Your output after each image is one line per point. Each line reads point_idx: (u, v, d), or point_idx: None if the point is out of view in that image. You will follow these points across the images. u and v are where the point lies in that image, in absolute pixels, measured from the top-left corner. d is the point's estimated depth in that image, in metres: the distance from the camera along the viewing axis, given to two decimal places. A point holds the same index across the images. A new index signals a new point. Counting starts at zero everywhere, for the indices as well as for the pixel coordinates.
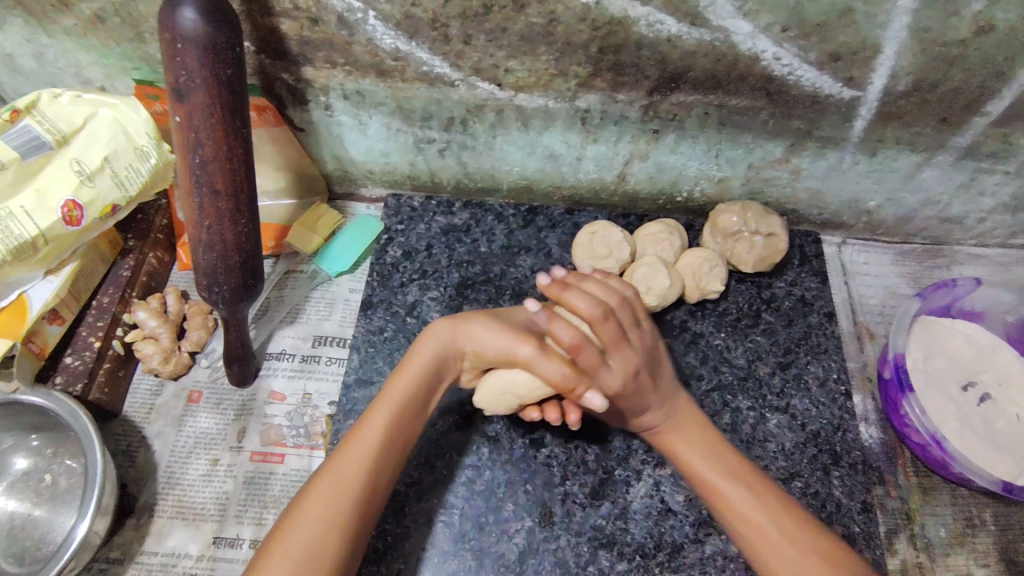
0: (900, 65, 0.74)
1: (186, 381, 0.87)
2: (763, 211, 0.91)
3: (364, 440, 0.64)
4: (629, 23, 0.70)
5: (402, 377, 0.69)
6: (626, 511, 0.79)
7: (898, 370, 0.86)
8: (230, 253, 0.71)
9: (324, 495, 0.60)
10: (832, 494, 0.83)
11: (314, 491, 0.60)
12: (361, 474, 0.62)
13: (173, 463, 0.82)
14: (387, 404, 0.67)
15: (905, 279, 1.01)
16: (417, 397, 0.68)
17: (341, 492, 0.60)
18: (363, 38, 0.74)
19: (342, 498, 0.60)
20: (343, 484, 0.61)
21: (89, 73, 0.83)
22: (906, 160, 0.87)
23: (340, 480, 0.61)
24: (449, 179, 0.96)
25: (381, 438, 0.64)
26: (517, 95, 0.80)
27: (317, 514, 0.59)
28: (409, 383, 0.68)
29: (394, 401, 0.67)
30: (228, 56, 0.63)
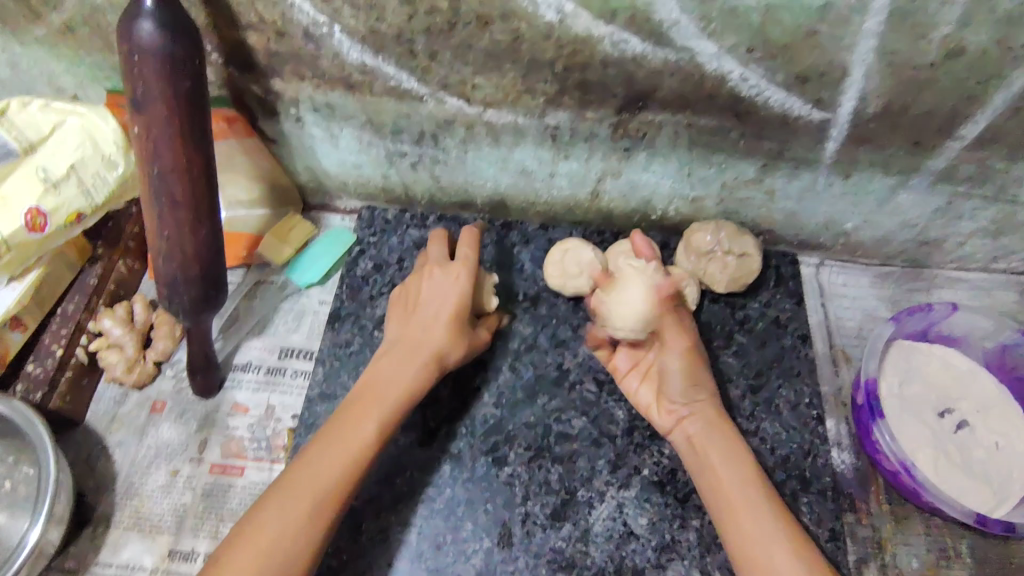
0: (869, 87, 0.73)
1: (151, 390, 0.87)
2: (737, 231, 0.91)
3: (327, 444, 0.67)
4: (594, 41, 0.70)
5: (385, 393, 0.71)
6: (587, 534, 0.77)
7: (869, 396, 0.85)
8: (190, 264, 0.71)
9: (306, 494, 0.63)
10: (799, 521, 0.81)
11: (295, 485, 0.64)
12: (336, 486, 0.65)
13: (133, 473, 0.82)
14: (375, 413, 0.70)
15: (884, 302, 1.00)
16: (400, 406, 0.71)
17: (309, 502, 0.63)
18: (330, 51, 0.74)
19: (316, 501, 0.63)
20: (319, 481, 0.64)
21: (61, 81, 0.84)
22: (881, 183, 0.87)
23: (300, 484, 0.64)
24: (423, 193, 0.96)
25: (361, 449, 0.67)
26: (486, 110, 0.80)
27: (281, 516, 0.62)
28: (391, 404, 0.71)
29: (377, 413, 0.70)
30: (186, 68, 0.63)
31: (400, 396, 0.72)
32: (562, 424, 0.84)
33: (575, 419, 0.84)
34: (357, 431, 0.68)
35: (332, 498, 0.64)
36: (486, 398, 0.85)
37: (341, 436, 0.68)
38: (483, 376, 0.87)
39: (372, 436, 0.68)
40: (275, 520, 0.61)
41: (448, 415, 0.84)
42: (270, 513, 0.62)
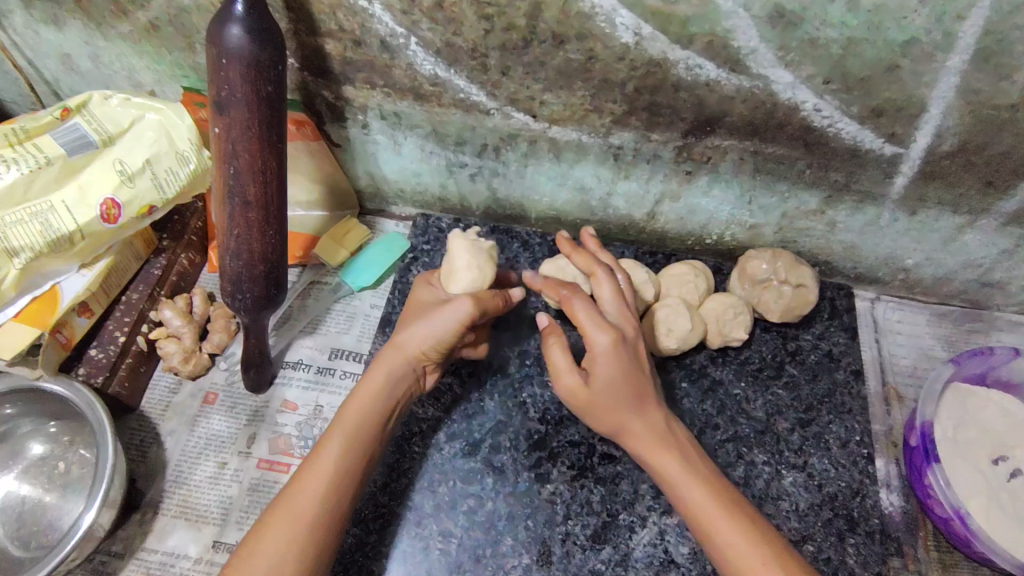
0: (946, 124, 0.72)
1: (204, 381, 0.89)
2: (794, 261, 0.89)
3: (317, 468, 0.65)
4: (668, 65, 0.70)
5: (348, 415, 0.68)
6: (627, 558, 0.77)
7: (924, 438, 0.83)
8: (255, 263, 0.73)
9: (286, 521, 0.61)
10: (845, 562, 0.79)
11: (278, 515, 0.62)
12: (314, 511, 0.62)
13: (183, 462, 0.83)
14: (341, 431, 0.67)
15: (940, 342, 0.97)
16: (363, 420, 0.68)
17: (292, 529, 0.61)
18: (404, 62, 0.75)
19: (305, 533, 0.61)
20: (302, 509, 0.62)
21: (140, 76, 0.86)
22: (948, 221, 0.85)
23: (294, 511, 0.62)
24: (479, 204, 0.97)
25: (333, 471, 0.65)
26: (551, 127, 0.80)
27: (274, 547, 0.60)
28: (355, 419, 0.68)
29: (344, 426, 0.68)
30: (270, 73, 0.64)
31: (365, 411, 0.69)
32: (608, 445, 0.83)
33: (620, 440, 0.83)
34: (325, 450, 0.66)
35: (311, 524, 0.62)
36: (531, 414, 0.85)
37: (310, 462, 0.65)
38: (529, 392, 0.87)
39: (340, 453, 0.66)
40: (266, 551, 0.60)
41: (492, 428, 0.84)
42: (258, 545, 0.60)
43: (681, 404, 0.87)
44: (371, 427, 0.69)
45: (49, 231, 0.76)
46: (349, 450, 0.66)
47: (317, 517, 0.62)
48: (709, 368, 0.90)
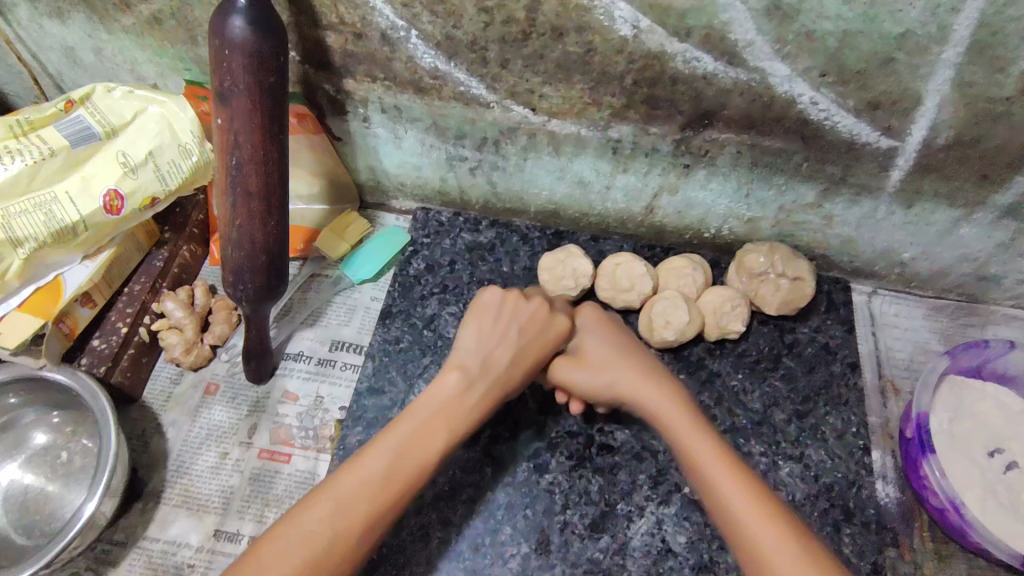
0: (941, 117, 0.73)
1: (206, 373, 0.90)
2: (791, 254, 0.90)
3: (415, 451, 0.63)
4: (666, 58, 0.71)
5: (418, 421, 0.65)
6: (624, 547, 0.77)
7: (920, 429, 0.84)
8: (257, 253, 0.73)
9: (359, 489, 0.60)
10: (842, 552, 0.80)
11: (354, 476, 0.61)
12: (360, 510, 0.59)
13: (184, 452, 0.84)
14: (449, 427, 0.66)
15: (936, 335, 0.98)
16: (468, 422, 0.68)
17: (360, 502, 0.59)
18: (404, 55, 0.76)
19: (372, 506, 0.60)
20: (384, 484, 0.61)
21: (142, 70, 0.87)
22: (944, 215, 0.85)
23: (375, 479, 0.61)
24: (478, 198, 0.98)
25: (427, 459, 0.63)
26: (550, 120, 0.81)
27: (338, 508, 0.59)
28: (425, 432, 0.65)
29: (449, 426, 0.66)
30: (272, 64, 0.65)
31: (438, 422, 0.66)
32: (606, 436, 0.84)
33: (618, 431, 0.84)
34: (426, 441, 0.64)
35: (386, 504, 0.60)
36: (530, 404, 0.86)
37: (409, 438, 0.64)
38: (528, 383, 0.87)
39: (440, 444, 0.65)
40: (326, 511, 0.58)
41: (492, 419, 0.85)
42: (318, 500, 0.59)
43: None
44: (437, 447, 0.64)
45: (52, 221, 0.77)
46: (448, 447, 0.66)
47: (383, 511, 0.60)
48: (706, 360, 0.91)
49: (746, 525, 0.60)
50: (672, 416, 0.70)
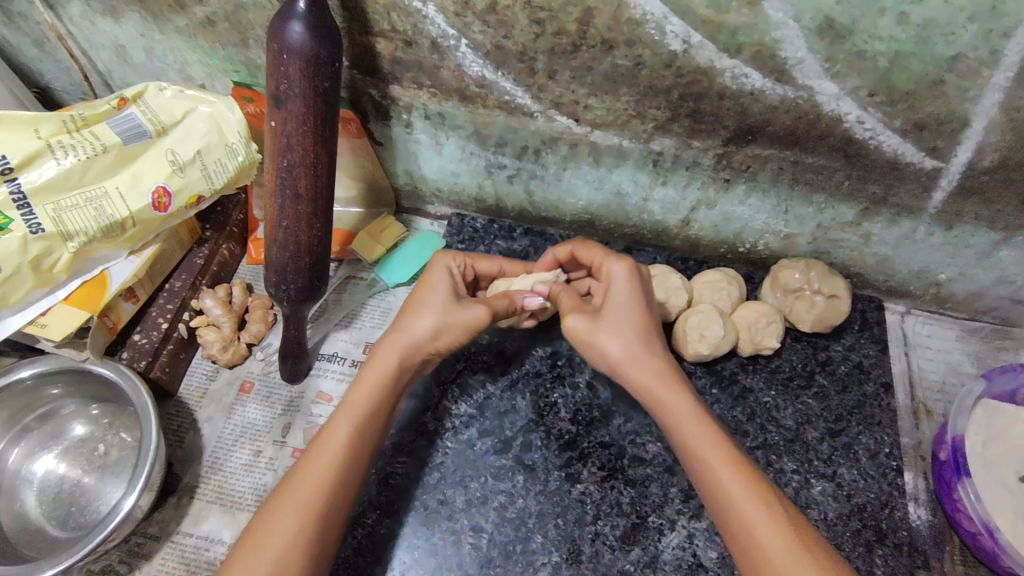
0: (988, 140, 0.73)
1: (241, 370, 0.91)
2: (827, 271, 0.90)
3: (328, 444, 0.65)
4: (714, 73, 0.71)
5: (361, 387, 0.69)
6: (655, 560, 0.77)
7: (954, 452, 0.84)
8: (301, 254, 0.74)
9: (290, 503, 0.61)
10: (873, 573, 0.79)
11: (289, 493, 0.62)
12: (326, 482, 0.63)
13: (218, 450, 0.85)
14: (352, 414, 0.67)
15: (969, 358, 0.98)
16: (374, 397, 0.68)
17: (302, 511, 0.61)
18: (452, 63, 0.77)
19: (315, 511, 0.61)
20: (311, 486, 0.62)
21: (192, 70, 0.89)
22: (984, 237, 0.85)
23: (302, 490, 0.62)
24: (514, 206, 0.98)
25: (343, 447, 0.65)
26: (593, 131, 0.82)
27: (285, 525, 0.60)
28: (370, 391, 0.68)
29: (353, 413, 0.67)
30: (327, 70, 0.66)
31: (383, 378, 0.69)
32: (638, 448, 0.84)
33: (650, 444, 0.84)
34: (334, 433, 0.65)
35: (322, 499, 0.62)
36: (562, 413, 0.86)
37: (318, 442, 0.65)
38: (561, 392, 0.88)
39: (351, 430, 0.66)
40: (278, 527, 0.60)
41: (524, 426, 0.85)
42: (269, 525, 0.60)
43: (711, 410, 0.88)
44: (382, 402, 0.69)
45: (101, 217, 0.78)
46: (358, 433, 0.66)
47: (322, 503, 0.62)
48: (739, 376, 0.91)
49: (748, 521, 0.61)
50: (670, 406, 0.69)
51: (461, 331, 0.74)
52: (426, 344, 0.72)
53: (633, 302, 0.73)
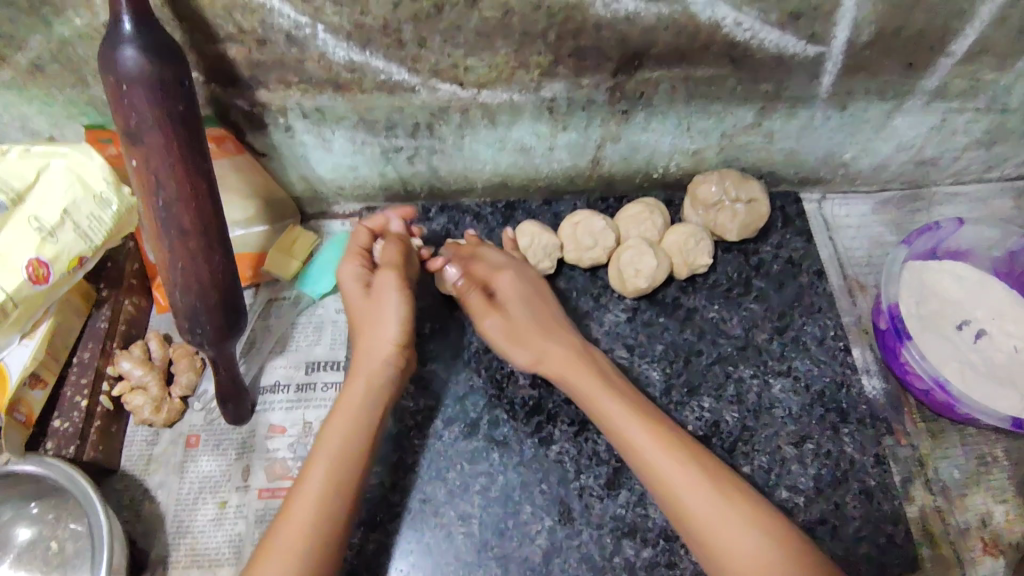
0: (861, 15, 0.73)
1: (182, 426, 0.86)
2: (741, 177, 0.91)
3: (311, 478, 0.67)
4: (585, 6, 0.69)
5: (338, 415, 0.71)
6: (643, 498, 0.78)
7: (893, 319, 0.87)
8: (208, 292, 0.70)
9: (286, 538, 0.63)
10: (845, 452, 0.82)
11: (283, 527, 0.64)
12: (319, 510, 0.65)
13: (181, 512, 0.81)
14: (327, 446, 0.69)
15: (888, 227, 1.02)
16: (351, 421, 0.71)
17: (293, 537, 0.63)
18: (315, 53, 0.72)
19: (309, 538, 0.63)
20: (302, 520, 0.64)
21: (35, 124, 0.81)
22: (877, 109, 0.87)
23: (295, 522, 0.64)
24: (422, 186, 0.95)
25: (326, 474, 0.67)
26: (480, 92, 0.78)
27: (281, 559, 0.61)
28: (345, 415, 0.71)
29: (329, 442, 0.69)
30: (178, 92, 0.61)
31: (358, 402, 0.72)
32: None
33: None
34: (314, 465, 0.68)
35: (313, 525, 0.64)
36: (521, 380, 0.85)
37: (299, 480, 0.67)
38: None
39: (329, 464, 0.68)
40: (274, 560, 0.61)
41: (486, 404, 0.84)
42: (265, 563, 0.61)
43: (663, 339, 0.88)
44: (363, 426, 0.71)
45: None
46: (336, 460, 0.68)
47: (313, 529, 0.64)
48: (681, 299, 0.91)
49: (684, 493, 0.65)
50: (587, 383, 0.75)
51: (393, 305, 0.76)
52: (392, 353, 0.75)
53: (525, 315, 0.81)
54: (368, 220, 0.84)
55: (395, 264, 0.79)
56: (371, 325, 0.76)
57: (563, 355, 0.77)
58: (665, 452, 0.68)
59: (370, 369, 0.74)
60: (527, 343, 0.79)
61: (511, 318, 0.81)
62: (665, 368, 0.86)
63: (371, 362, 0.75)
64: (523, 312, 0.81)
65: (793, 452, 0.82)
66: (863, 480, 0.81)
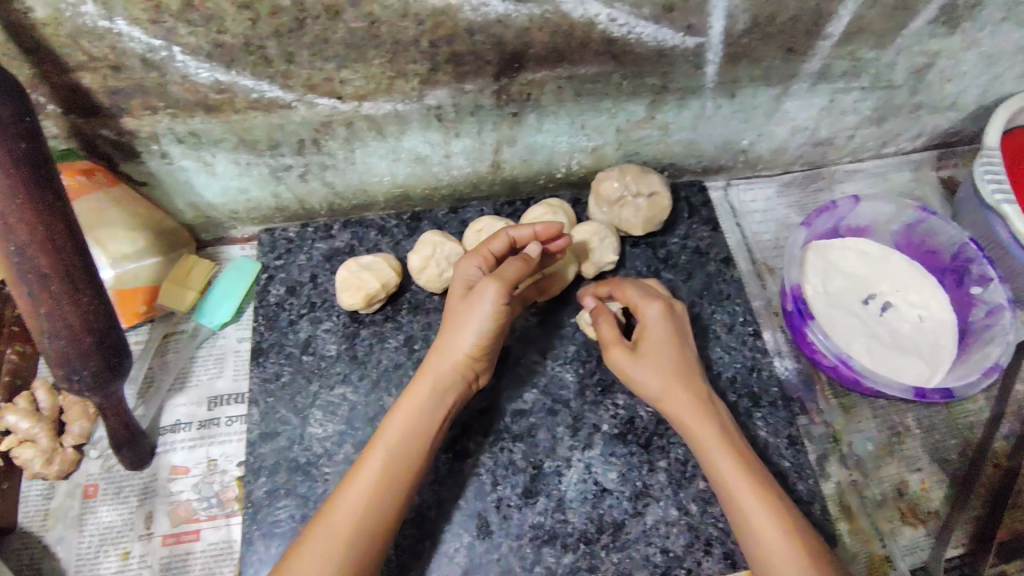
0: (733, 4, 0.74)
1: (79, 477, 0.81)
2: (640, 171, 0.91)
3: (366, 473, 0.65)
4: (453, 11, 0.67)
5: (398, 416, 0.68)
6: (562, 503, 0.77)
7: (796, 301, 0.87)
8: (81, 335, 0.65)
9: (328, 532, 0.62)
10: (758, 436, 0.83)
11: (331, 519, 0.62)
12: (366, 508, 0.63)
13: (82, 568, 0.76)
14: (386, 446, 0.66)
15: (793, 208, 1.04)
16: (413, 421, 0.68)
17: (337, 531, 0.62)
18: (176, 76, 0.68)
19: (353, 538, 0.62)
20: (346, 518, 0.62)
21: None
22: (765, 95, 0.88)
23: (339, 519, 0.62)
24: (321, 203, 0.92)
25: (381, 475, 0.65)
26: (361, 104, 0.76)
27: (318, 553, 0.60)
28: (407, 418, 0.68)
29: (387, 439, 0.67)
30: (19, 129, 0.57)
31: (421, 409, 0.69)
32: (515, 402, 0.83)
33: (526, 393, 0.84)
34: (368, 462, 0.65)
35: (359, 525, 0.62)
36: None
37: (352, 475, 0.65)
38: None
39: (382, 463, 0.65)
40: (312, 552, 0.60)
41: None
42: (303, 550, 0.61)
43: (575, 339, 0.87)
44: (421, 430, 0.68)
45: None
46: (393, 464, 0.66)
47: (356, 533, 0.62)
48: None
49: (764, 533, 0.63)
50: (693, 414, 0.71)
51: (480, 318, 0.69)
52: (462, 364, 0.70)
53: (670, 356, 0.73)
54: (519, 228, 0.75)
55: (508, 279, 0.70)
56: (456, 326, 0.70)
57: (688, 394, 0.72)
58: (755, 494, 0.66)
59: (442, 371, 0.70)
60: (659, 378, 0.72)
61: (653, 347, 0.74)
62: (578, 369, 0.85)
63: (446, 360, 0.70)
64: (660, 345, 0.74)
65: None
66: (778, 462, 0.82)
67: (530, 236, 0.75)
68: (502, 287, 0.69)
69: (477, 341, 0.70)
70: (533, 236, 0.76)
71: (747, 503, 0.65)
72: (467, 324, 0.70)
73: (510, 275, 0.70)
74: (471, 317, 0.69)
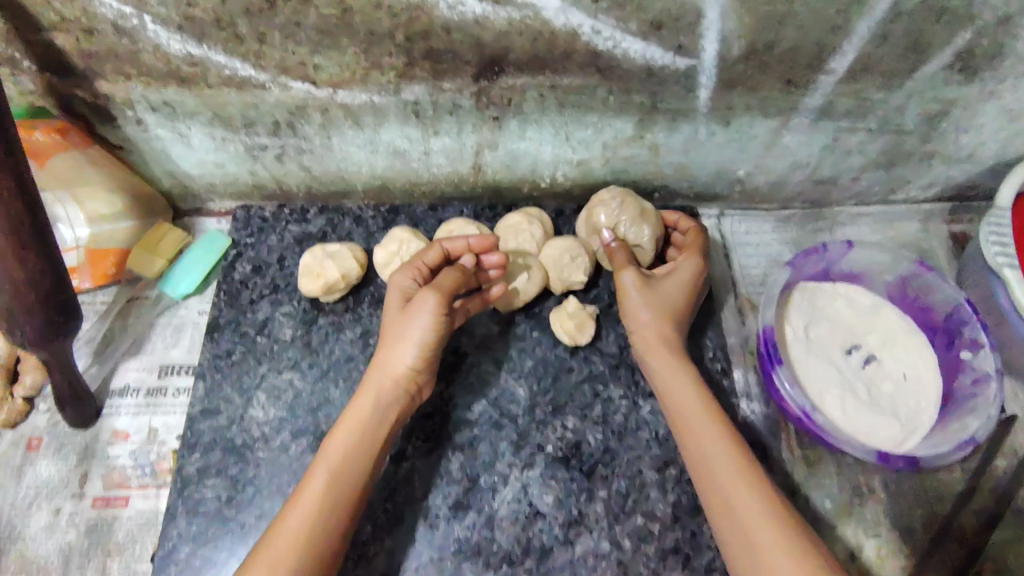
0: (727, 28, 0.70)
1: (25, 428, 0.82)
2: (638, 211, 0.83)
3: (313, 488, 0.62)
4: (429, 6, 0.65)
5: (342, 430, 0.67)
6: (491, 519, 0.75)
7: (767, 344, 0.83)
8: (22, 292, 0.65)
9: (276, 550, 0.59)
10: None
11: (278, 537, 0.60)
12: (315, 522, 0.61)
13: (14, 517, 0.77)
14: (329, 461, 0.64)
15: (787, 246, 0.99)
16: (359, 434, 0.66)
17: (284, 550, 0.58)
18: (149, 45, 0.68)
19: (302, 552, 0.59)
20: (297, 530, 0.60)
21: None
22: (762, 126, 0.84)
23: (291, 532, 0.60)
24: (300, 186, 0.91)
25: (324, 492, 0.62)
26: (336, 92, 0.75)
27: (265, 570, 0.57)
28: (354, 431, 0.66)
29: (329, 458, 0.64)
30: None
31: (364, 420, 0.67)
32: (461, 411, 0.81)
33: (474, 404, 0.82)
34: (313, 478, 0.63)
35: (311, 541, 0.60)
36: None
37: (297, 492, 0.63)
38: None
39: (328, 477, 0.63)
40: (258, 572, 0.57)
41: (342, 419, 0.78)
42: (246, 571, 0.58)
43: (534, 355, 0.85)
44: (366, 445, 0.66)
45: None
46: (338, 480, 0.63)
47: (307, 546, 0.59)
48: None
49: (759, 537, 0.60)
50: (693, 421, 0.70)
51: (422, 326, 0.70)
52: (405, 375, 0.70)
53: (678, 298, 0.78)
54: (451, 240, 0.77)
55: (447, 289, 0.71)
56: (394, 339, 0.71)
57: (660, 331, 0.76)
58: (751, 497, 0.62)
59: (385, 384, 0.69)
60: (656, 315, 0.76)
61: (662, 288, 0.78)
62: (532, 386, 0.83)
63: (387, 376, 0.70)
64: (674, 291, 0.78)
65: (654, 477, 0.79)
66: None
67: (465, 248, 0.78)
68: (441, 298, 0.70)
69: (413, 352, 0.70)
70: (467, 248, 0.78)
71: (743, 509, 0.62)
72: (407, 333, 0.70)
73: (446, 286, 0.71)
74: (413, 327, 0.70)
